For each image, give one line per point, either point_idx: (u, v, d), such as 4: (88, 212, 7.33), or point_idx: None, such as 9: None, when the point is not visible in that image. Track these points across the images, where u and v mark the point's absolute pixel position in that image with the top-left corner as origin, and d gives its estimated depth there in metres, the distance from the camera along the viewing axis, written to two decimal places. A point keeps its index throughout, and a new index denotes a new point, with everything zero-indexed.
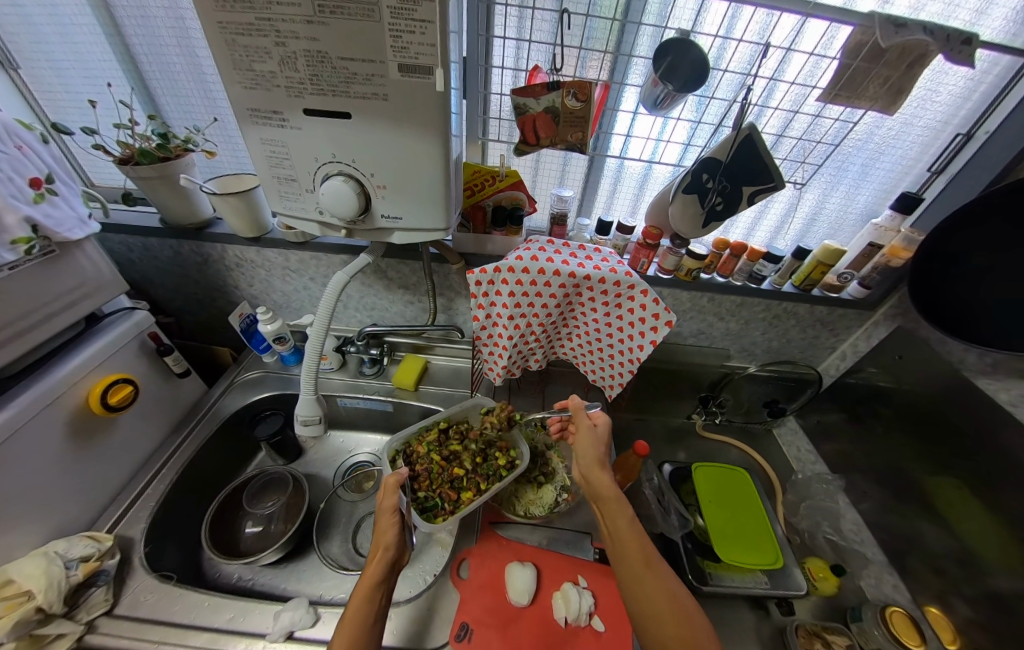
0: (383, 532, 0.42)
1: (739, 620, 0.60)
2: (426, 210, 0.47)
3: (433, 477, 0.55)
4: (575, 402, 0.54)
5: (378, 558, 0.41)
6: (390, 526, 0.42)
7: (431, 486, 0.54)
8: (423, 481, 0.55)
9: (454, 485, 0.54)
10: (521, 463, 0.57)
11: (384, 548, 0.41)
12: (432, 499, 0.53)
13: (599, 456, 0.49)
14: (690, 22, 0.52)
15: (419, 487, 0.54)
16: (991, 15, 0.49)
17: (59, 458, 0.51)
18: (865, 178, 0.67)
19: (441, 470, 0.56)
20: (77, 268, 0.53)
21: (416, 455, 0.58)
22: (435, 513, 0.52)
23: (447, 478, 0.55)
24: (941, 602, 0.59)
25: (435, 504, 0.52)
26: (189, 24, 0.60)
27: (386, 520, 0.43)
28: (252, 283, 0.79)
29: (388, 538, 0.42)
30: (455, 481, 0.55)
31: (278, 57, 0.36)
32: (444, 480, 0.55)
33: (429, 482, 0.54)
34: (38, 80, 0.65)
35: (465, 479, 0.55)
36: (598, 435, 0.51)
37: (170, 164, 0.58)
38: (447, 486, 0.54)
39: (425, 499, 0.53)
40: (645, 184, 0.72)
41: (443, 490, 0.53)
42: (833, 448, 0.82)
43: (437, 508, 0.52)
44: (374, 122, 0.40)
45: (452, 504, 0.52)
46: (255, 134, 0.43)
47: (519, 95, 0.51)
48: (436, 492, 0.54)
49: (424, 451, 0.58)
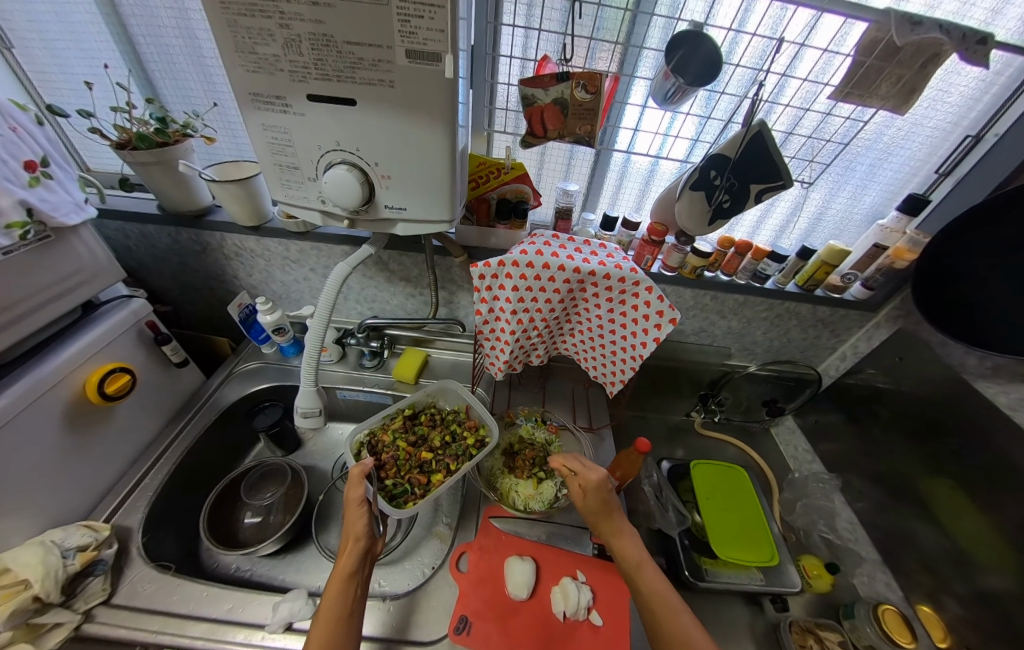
0: (352, 524, 0.42)
1: (733, 616, 0.61)
2: (431, 201, 0.46)
3: (400, 464, 0.56)
4: (562, 460, 0.51)
5: (350, 549, 0.41)
6: (357, 518, 0.42)
7: (399, 473, 0.55)
8: (390, 469, 0.55)
9: (423, 469, 0.56)
10: (489, 440, 0.60)
11: (355, 539, 0.41)
12: (401, 486, 0.53)
13: (599, 523, 0.48)
14: (703, 14, 0.51)
15: (385, 476, 0.54)
16: (1007, 15, 0.49)
17: (55, 446, 0.50)
18: (873, 178, 0.67)
19: (408, 456, 0.57)
20: (74, 254, 0.52)
21: (382, 444, 0.59)
22: (405, 499, 0.52)
23: (415, 463, 0.56)
24: (932, 601, 0.60)
25: (404, 490, 0.53)
26: (188, 6, 0.58)
27: (354, 512, 0.42)
28: (251, 273, 0.78)
29: (357, 529, 0.42)
30: (423, 466, 0.56)
31: (282, 40, 0.35)
32: (412, 466, 0.56)
33: (396, 470, 0.55)
34: (32, 60, 0.64)
35: (434, 463, 0.57)
36: (591, 499, 0.48)
37: (169, 150, 0.57)
38: (416, 471, 0.55)
39: (394, 487, 0.53)
40: (650, 181, 0.71)
41: (411, 475, 0.55)
42: (830, 447, 0.82)
43: (407, 494, 0.53)
44: (380, 109, 0.39)
45: (422, 487, 0.54)
46: (257, 120, 0.42)
47: (527, 86, 0.49)
48: (405, 478, 0.54)
49: (389, 440, 0.59)
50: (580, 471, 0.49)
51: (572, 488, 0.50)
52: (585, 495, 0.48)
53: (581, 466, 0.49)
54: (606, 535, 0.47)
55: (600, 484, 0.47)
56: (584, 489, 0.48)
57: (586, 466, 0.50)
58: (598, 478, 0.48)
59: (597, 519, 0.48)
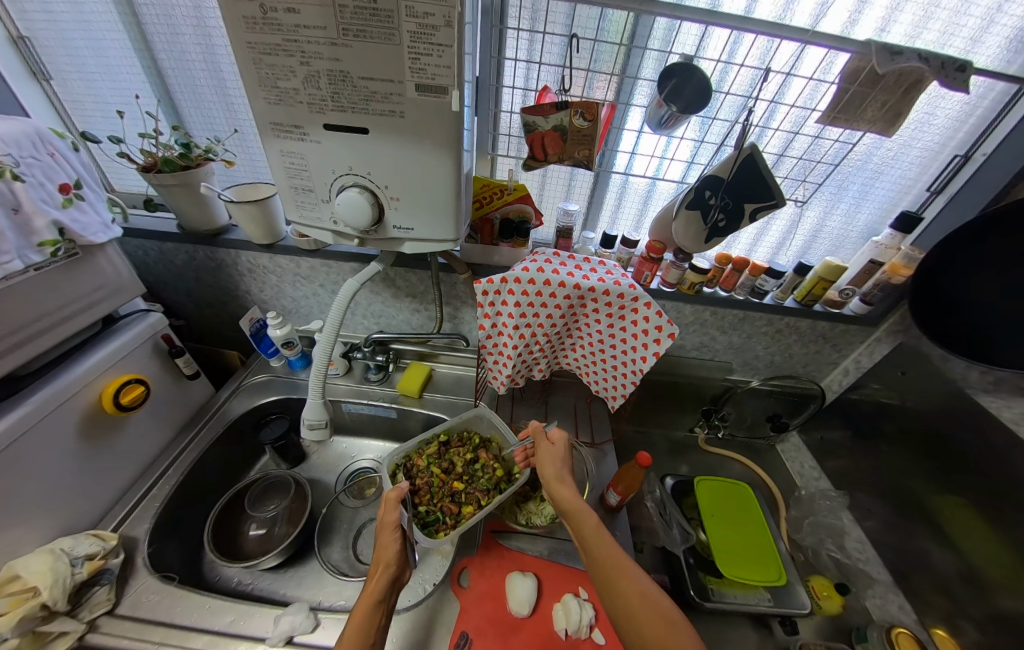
0: (385, 547, 0.43)
1: (743, 639, 0.59)
2: (437, 221, 0.48)
3: (433, 491, 0.56)
4: (533, 427, 0.57)
5: (380, 573, 0.41)
6: (391, 542, 0.43)
7: (432, 501, 0.55)
8: (423, 495, 0.55)
9: (454, 499, 0.56)
10: (522, 478, 0.58)
11: (385, 564, 0.42)
12: (433, 514, 0.53)
13: (551, 485, 0.49)
14: (694, 47, 0.54)
15: (418, 502, 0.55)
16: (985, 44, 0.51)
17: (69, 454, 0.51)
18: (866, 197, 0.68)
19: (441, 483, 0.57)
20: (98, 271, 0.55)
21: (416, 468, 0.59)
22: (436, 528, 0.52)
23: (448, 491, 0.56)
24: (949, 624, 0.58)
25: (436, 519, 0.53)
26: (215, 41, 0.63)
27: (388, 535, 0.44)
28: (263, 289, 0.80)
29: (389, 554, 0.42)
30: (455, 495, 0.56)
31: (302, 76, 0.38)
32: (444, 494, 0.56)
33: (429, 497, 0.55)
34: (69, 91, 0.69)
35: (465, 494, 0.56)
36: (557, 447, 0.53)
37: (192, 173, 0.61)
38: (448, 500, 0.55)
39: (426, 514, 0.53)
40: (649, 201, 0.74)
41: (443, 504, 0.55)
42: (836, 464, 0.81)
43: (438, 523, 0.53)
44: (391, 138, 0.42)
45: (453, 518, 0.53)
46: (275, 146, 0.45)
47: (529, 114, 0.52)
48: (437, 506, 0.55)
49: (424, 464, 0.59)
50: (557, 428, 0.57)
51: (539, 439, 0.55)
52: (554, 442, 0.54)
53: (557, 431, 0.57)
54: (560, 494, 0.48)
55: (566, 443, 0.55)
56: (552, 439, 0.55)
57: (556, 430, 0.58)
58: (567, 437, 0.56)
59: (557, 473, 0.50)
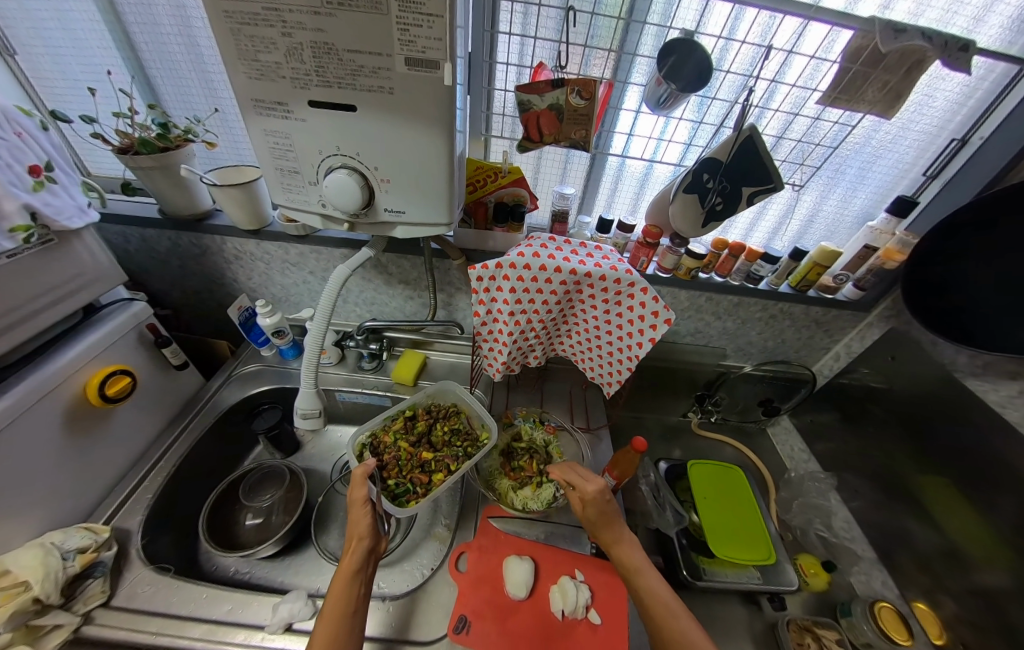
0: (356, 523, 0.43)
1: (732, 616, 0.61)
2: (430, 204, 0.47)
3: (402, 464, 0.56)
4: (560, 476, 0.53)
5: (354, 547, 0.42)
6: (362, 517, 0.43)
7: (401, 474, 0.55)
8: (391, 470, 0.55)
9: (424, 469, 0.56)
10: (488, 443, 0.60)
11: (358, 538, 0.42)
12: (403, 485, 0.53)
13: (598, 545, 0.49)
14: (694, 22, 0.53)
15: (386, 477, 0.54)
16: (988, 23, 0.50)
17: (55, 449, 0.50)
18: (863, 181, 0.68)
19: (409, 456, 0.57)
20: (76, 257, 0.53)
21: (383, 445, 0.58)
22: (407, 498, 0.52)
23: (416, 464, 0.56)
24: (928, 598, 0.61)
25: (406, 489, 0.53)
26: (191, 13, 0.59)
27: (358, 511, 0.44)
28: (250, 276, 0.78)
29: (361, 528, 0.43)
30: (423, 466, 0.56)
31: (284, 48, 0.36)
32: (413, 466, 0.56)
33: (397, 470, 0.55)
34: (35, 66, 0.65)
35: (435, 463, 0.56)
36: (590, 511, 0.49)
37: (171, 154, 0.58)
38: (417, 471, 0.55)
39: (396, 487, 0.53)
40: (645, 184, 0.73)
41: (413, 475, 0.54)
42: (826, 447, 0.83)
43: (409, 493, 0.52)
44: (379, 116, 0.40)
45: (423, 487, 0.53)
46: (258, 125, 0.43)
47: (523, 92, 0.51)
48: (406, 478, 0.54)
49: (390, 441, 0.58)
50: (583, 481, 0.50)
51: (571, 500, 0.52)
52: (585, 504, 0.50)
53: (587, 476, 0.51)
54: (605, 545, 0.48)
55: (600, 494, 0.49)
56: (583, 502, 0.50)
57: (584, 478, 0.51)
58: (596, 490, 0.50)
59: (597, 532, 0.49)
